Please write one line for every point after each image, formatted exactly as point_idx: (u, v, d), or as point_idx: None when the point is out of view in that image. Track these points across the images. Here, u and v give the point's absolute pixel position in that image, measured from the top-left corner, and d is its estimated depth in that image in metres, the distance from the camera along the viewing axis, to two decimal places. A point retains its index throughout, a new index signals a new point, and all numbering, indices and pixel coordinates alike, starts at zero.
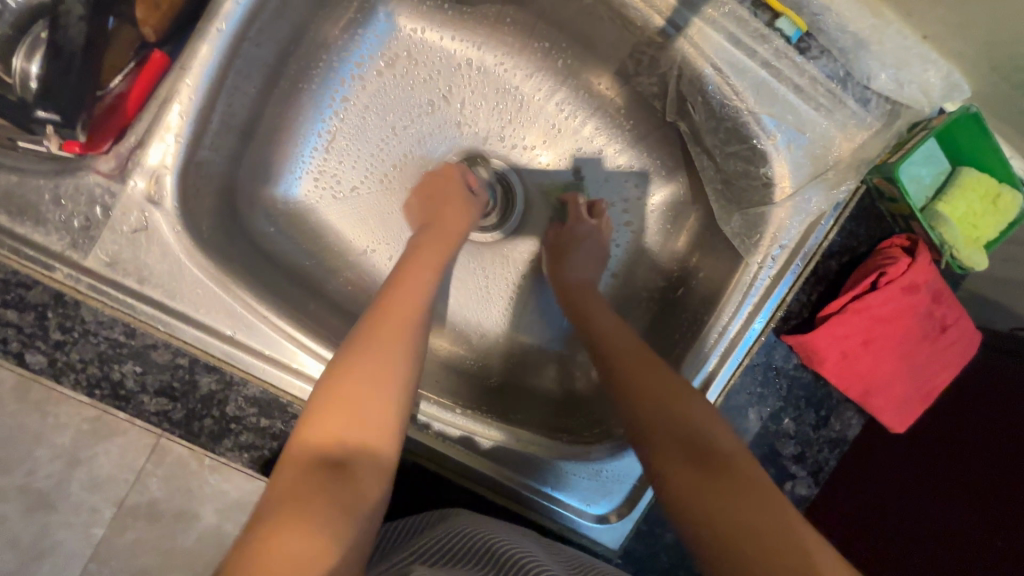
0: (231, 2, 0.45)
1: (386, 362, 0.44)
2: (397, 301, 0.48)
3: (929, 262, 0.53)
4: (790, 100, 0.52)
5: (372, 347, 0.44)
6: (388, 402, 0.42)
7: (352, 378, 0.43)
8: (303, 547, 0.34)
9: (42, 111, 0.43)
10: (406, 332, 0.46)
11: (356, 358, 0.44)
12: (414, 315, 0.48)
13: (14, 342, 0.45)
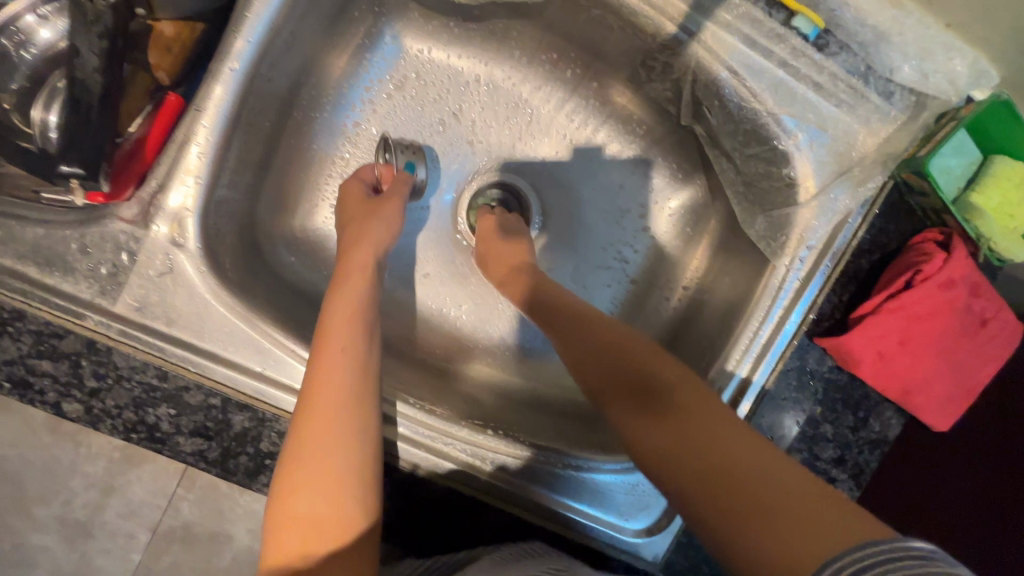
0: (242, 41, 0.45)
1: (334, 461, 0.37)
2: (329, 382, 0.40)
3: (965, 256, 0.52)
4: (810, 98, 0.51)
5: (312, 448, 0.38)
6: (353, 505, 0.37)
7: (302, 495, 0.36)
8: None
9: (66, 166, 0.42)
10: (350, 420, 0.39)
11: (299, 468, 0.37)
12: (351, 338, 0.43)
13: (51, 392, 0.45)
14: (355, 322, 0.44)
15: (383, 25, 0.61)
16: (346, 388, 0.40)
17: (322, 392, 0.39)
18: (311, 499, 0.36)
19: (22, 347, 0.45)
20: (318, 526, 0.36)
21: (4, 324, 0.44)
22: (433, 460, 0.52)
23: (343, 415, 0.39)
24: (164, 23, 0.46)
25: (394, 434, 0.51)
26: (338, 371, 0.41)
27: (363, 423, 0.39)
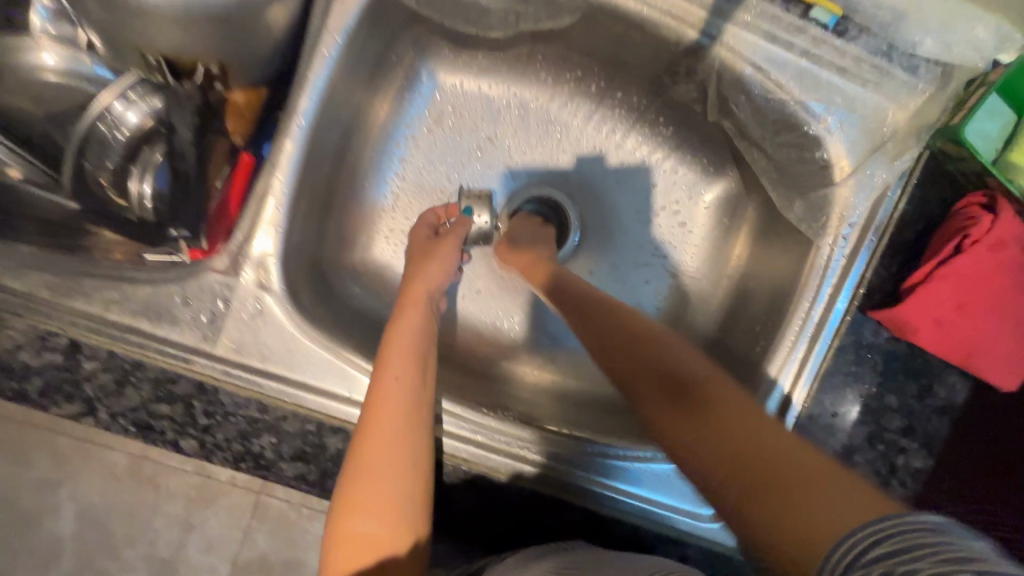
0: (305, 99, 0.51)
1: (389, 488, 0.41)
2: (388, 413, 0.43)
3: (1012, 216, 0.52)
4: (835, 82, 0.53)
5: (370, 475, 0.41)
6: (403, 526, 0.41)
7: (359, 518, 0.40)
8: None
9: (175, 231, 0.50)
10: (405, 451, 0.42)
11: (356, 492, 0.41)
12: (418, 356, 0.47)
13: (172, 430, 0.52)
14: (411, 354, 0.46)
15: (419, 64, 0.66)
16: (403, 420, 0.43)
17: (381, 421, 0.43)
18: (368, 521, 0.41)
19: (143, 393, 0.50)
20: (373, 545, 0.40)
21: (125, 375, 0.49)
22: (512, 463, 0.55)
23: (399, 447, 0.42)
24: (236, 93, 0.52)
25: (472, 442, 0.55)
26: (394, 404, 0.43)
27: (417, 454, 0.43)
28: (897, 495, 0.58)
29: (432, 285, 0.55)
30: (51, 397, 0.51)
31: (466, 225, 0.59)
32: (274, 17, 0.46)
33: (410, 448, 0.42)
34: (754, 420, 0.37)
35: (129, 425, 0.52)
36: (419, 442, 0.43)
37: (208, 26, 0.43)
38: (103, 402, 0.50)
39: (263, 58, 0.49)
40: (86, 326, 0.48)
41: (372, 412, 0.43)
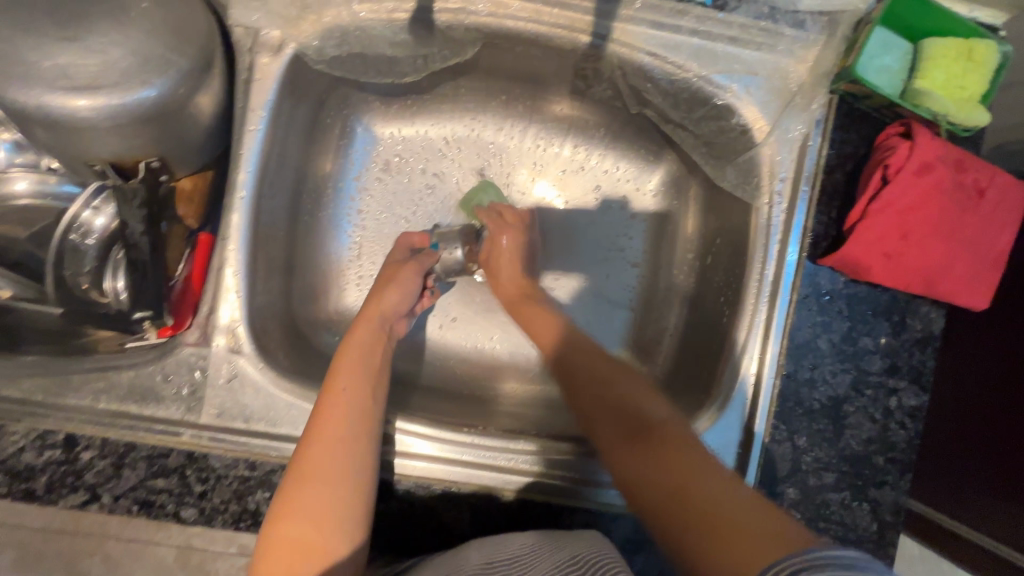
0: (243, 172, 0.55)
1: (332, 486, 0.45)
2: (334, 420, 0.48)
3: (931, 138, 0.52)
4: (730, 52, 0.56)
5: (314, 475, 0.45)
6: (339, 529, 0.44)
7: (296, 513, 0.43)
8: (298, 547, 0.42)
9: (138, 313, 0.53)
10: (348, 453, 0.47)
11: (299, 492, 0.44)
12: (371, 361, 0.55)
13: (170, 503, 0.53)
14: (363, 363, 0.54)
15: (354, 121, 0.70)
16: (348, 427, 0.49)
17: (326, 427, 0.48)
18: (302, 522, 0.43)
19: (140, 473, 0.53)
20: (308, 546, 0.42)
21: (121, 457, 0.52)
22: (500, 477, 0.56)
23: (346, 450, 0.47)
24: (182, 181, 0.57)
25: (458, 463, 0.56)
26: (347, 395, 0.50)
27: (359, 459, 0.47)
28: (897, 437, 0.58)
29: (388, 308, 0.61)
30: (52, 496, 0.52)
31: (432, 258, 0.66)
32: (194, 106, 0.50)
33: (353, 452, 0.47)
34: (686, 459, 0.42)
35: (130, 506, 0.52)
36: (365, 448, 0.48)
37: (137, 129, 0.47)
38: (104, 488, 0.52)
39: (197, 144, 0.54)
40: (81, 418, 0.52)
41: (320, 419, 0.49)
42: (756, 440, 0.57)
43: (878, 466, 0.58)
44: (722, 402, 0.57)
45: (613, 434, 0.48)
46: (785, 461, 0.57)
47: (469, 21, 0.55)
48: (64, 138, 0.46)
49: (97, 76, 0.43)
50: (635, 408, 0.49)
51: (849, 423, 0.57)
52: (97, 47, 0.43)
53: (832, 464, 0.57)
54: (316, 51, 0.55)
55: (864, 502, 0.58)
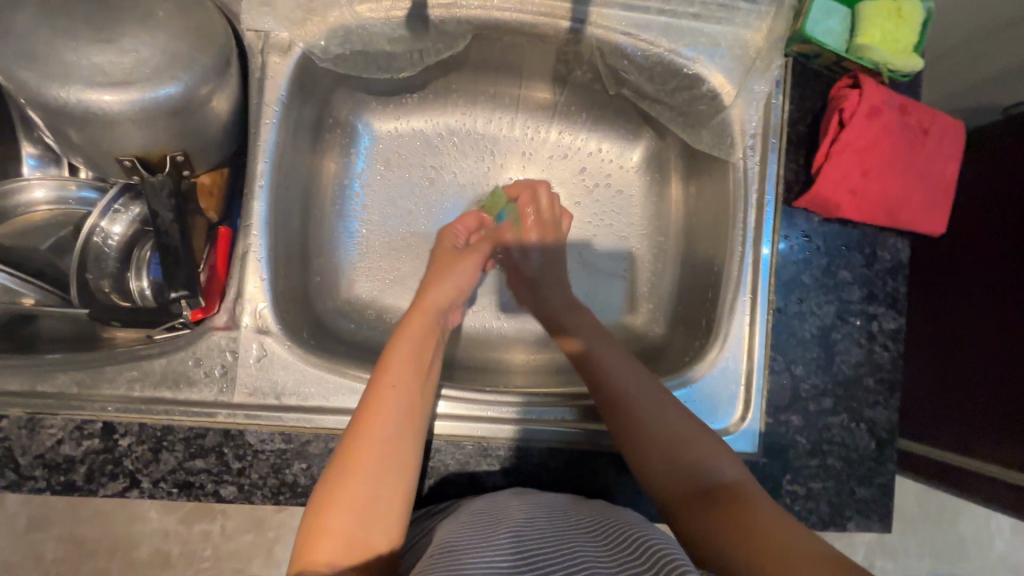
0: (261, 163, 0.59)
1: (375, 484, 0.47)
2: (382, 420, 0.50)
3: (877, 86, 0.59)
4: (695, 27, 0.63)
5: (360, 473, 0.47)
6: (380, 530, 0.46)
7: (339, 509, 0.46)
8: (340, 537, 0.45)
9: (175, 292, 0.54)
10: (393, 453, 0.49)
11: (344, 488, 0.47)
12: (421, 360, 0.56)
13: (210, 482, 0.54)
14: (411, 364, 0.55)
15: (354, 120, 0.74)
16: (393, 426, 0.50)
17: (373, 427, 0.50)
18: (345, 516, 0.46)
19: (178, 455, 0.54)
20: (349, 539, 0.45)
21: (159, 441, 0.54)
22: (526, 427, 0.60)
23: (389, 450, 0.49)
24: (202, 176, 0.60)
25: (484, 417, 0.60)
26: (395, 396, 0.52)
27: (399, 461, 0.49)
28: (883, 359, 0.63)
29: (442, 300, 0.64)
30: (93, 485, 0.53)
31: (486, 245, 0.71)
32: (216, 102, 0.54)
33: (395, 450, 0.50)
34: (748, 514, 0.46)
35: (170, 489, 0.54)
36: (406, 449, 0.50)
37: (164, 123, 0.51)
38: (144, 473, 0.54)
39: (216, 140, 0.57)
40: (118, 407, 0.54)
41: (369, 417, 0.50)
42: (757, 368, 0.62)
43: (870, 388, 0.63)
44: (722, 340, 0.63)
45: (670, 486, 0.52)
46: (785, 390, 0.62)
47: (460, 14, 0.61)
48: (97, 135, 0.49)
49: (130, 73, 0.47)
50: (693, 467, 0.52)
51: (839, 350, 0.63)
52: (128, 47, 0.47)
53: (827, 389, 0.63)
54: (322, 49, 0.60)
55: (861, 423, 0.63)
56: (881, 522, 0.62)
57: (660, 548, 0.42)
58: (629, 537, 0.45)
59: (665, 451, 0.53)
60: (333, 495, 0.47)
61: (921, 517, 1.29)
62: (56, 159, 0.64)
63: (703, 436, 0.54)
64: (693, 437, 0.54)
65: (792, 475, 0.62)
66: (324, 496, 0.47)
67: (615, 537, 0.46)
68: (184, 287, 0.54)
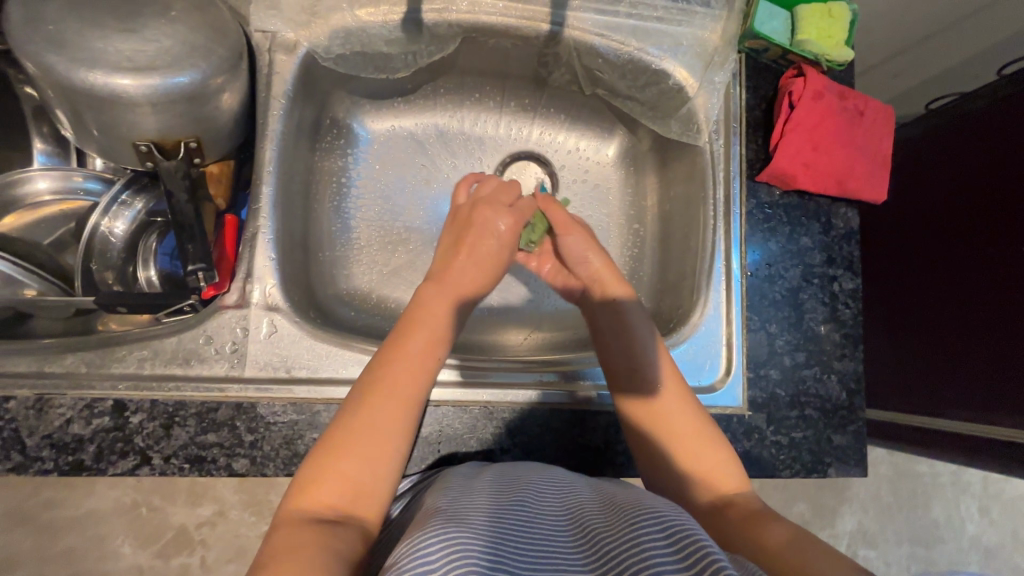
0: (270, 150, 0.63)
1: (386, 437, 0.46)
2: (405, 380, 0.49)
3: (818, 74, 0.68)
4: (659, 29, 0.71)
5: (372, 423, 0.46)
6: (380, 479, 0.45)
7: (345, 455, 0.44)
8: (341, 484, 0.43)
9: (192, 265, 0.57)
10: (406, 408, 0.48)
11: (356, 436, 0.45)
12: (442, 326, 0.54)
13: (221, 456, 0.55)
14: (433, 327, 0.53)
15: (350, 120, 0.78)
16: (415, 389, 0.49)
17: (397, 385, 0.48)
18: (353, 459, 0.44)
19: (190, 430, 0.55)
20: (354, 483, 0.44)
21: (171, 417, 0.55)
22: (526, 392, 0.64)
23: (407, 409, 0.48)
24: (210, 166, 0.64)
25: (489, 383, 0.64)
26: (416, 357, 0.51)
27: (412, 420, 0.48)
28: (846, 315, 0.70)
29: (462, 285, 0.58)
30: (102, 464, 0.53)
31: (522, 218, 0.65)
32: (228, 93, 0.58)
33: (410, 410, 0.48)
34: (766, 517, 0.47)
35: (182, 464, 0.54)
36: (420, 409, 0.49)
37: (179, 108, 0.54)
38: (155, 449, 0.54)
39: (225, 130, 0.61)
40: (129, 385, 0.55)
41: (389, 375, 0.49)
42: (736, 326, 0.68)
43: (836, 342, 0.69)
44: (702, 303, 0.69)
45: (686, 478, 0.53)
46: (762, 347, 0.68)
47: (451, 18, 0.67)
48: (116, 118, 0.52)
49: (152, 60, 0.51)
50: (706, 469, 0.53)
51: (806, 309, 0.69)
52: (151, 37, 0.51)
53: (800, 344, 0.69)
54: (324, 49, 0.66)
55: (832, 374, 0.68)
56: (857, 466, 0.67)
57: (684, 528, 0.39)
58: (648, 509, 0.42)
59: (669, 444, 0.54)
60: (341, 442, 0.45)
61: (896, 502, 1.35)
62: (65, 153, 0.67)
63: (713, 439, 0.54)
64: (699, 436, 0.54)
65: (775, 426, 0.66)
66: (331, 443, 0.45)
67: (629, 512, 0.43)
68: (200, 261, 0.58)
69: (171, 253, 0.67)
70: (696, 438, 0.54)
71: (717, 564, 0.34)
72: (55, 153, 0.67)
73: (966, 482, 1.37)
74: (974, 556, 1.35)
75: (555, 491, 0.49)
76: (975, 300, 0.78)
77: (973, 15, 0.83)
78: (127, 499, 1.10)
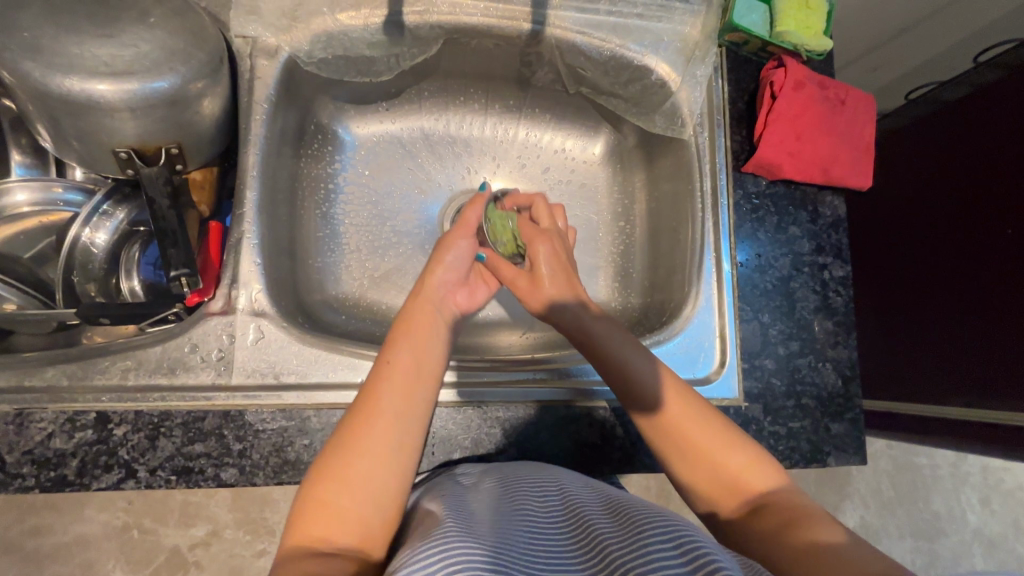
0: (253, 154, 0.63)
1: (379, 461, 0.44)
2: (392, 396, 0.47)
3: (798, 64, 0.69)
4: (640, 25, 0.71)
5: (361, 448, 0.44)
6: (377, 508, 0.42)
7: (335, 485, 0.42)
8: (336, 517, 0.41)
9: (175, 270, 0.57)
10: (394, 430, 0.45)
11: (346, 463, 0.43)
12: (429, 340, 0.52)
13: (209, 466, 0.53)
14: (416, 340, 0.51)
15: (336, 125, 0.78)
16: (403, 404, 0.46)
17: (384, 401, 0.46)
18: (345, 489, 0.42)
19: (177, 440, 0.53)
20: (349, 511, 0.42)
21: (156, 427, 0.53)
22: (520, 390, 0.63)
23: (397, 427, 0.45)
24: (193, 172, 0.64)
25: (483, 381, 0.64)
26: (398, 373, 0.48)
27: (403, 440, 0.45)
28: (838, 302, 0.70)
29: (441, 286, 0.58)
30: (85, 478, 0.52)
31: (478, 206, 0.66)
32: (210, 98, 0.57)
33: (398, 430, 0.45)
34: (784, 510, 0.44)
35: (169, 476, 0.53)
36: (411, 426, 0.46)
37: (161, 114, 0.53)
38: (140, 462, 0.53)
39: (208, 135, 0.60)
40: (113, 396, 0.54)
41: (372, 393, 0.47)
42: (728, 317, 0.68)
43: (830, 330, 0.69)
44: (695, 296, 0.68)
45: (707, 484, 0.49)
46: (756, 336, 0.68)
47: (433, 19, 0.67)
48: (96, 125, 0.52)
49: (132, 64, 0.50)
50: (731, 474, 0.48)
51: (798, 297, 0.69)
52: (129, 42, 0.51)
53: (793, 333, 0.68)
54: (307, 54, 0.66)
55: (827, 362, 0.68)
56: (856, 454, 0.66)
57: (683, 531, 0.38)
58: (648, 513, 0.42)
59: (689, 458, 0.50)
60: (330, 471, 0.43)
61: (897, 496, 1.34)
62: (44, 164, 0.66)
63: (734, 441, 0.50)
64: (721, 439, 0.49)
65: (772, 416, 0.65)
66: (322, 472, 0.43)
67: (634, 517, 0.42)
68: (183, 265, 0.57)
69: (155, 262, 0.66)
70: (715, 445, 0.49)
71: (721, 567, 0.33)
72: (35, 165, 0.66)
73: (965, 474, 1.37)
74: (978, 548, 1.35)
75: (550, 492, 0.49)
76: (971, 288, 0.77)
77: (947, 6, 0.84)
78: (117, 522, 1.07)
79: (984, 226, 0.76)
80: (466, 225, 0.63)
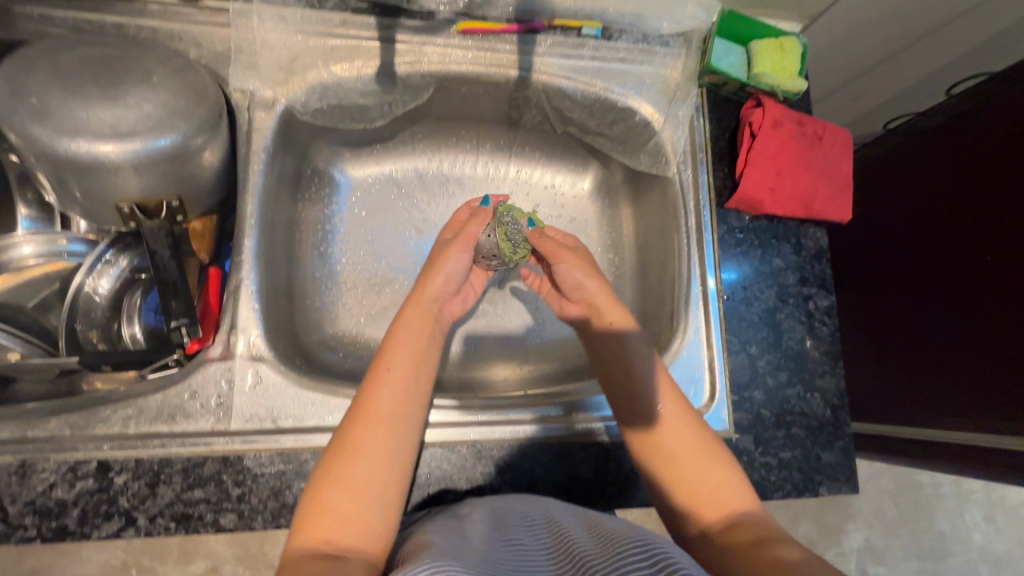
0: (251, 203, 0.65)
1: (378, 465, 0.46)
2: (389, 403, 0.49)
3: (775, 103, 0.72)
4: (622, 69, 0.74)
5: (360, 453, 0.46)
6: (377, 511, 0.44)
7: (335, 489, 0.44)
8: (336, 521, 0.42)
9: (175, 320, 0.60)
10: (393, 436, 0.48)
11: (345, 468, 0.45)
12: (421, 351, 0.55)
13: (208, 512, 0.54)
14: (409, 350, 0.54)
15: (331, 168, 0.80)
16: (400, 411, 0.49)
17: (382, 408, 0.49)
18: (344, 493, 0.44)
19: (176, 486, 0.55)
20: (350, 515, 0.43)
21: (156, 475, 0.54)
22: (514, 427, 0.64)
23: (394, 432, 0.48)
24: (194, 222, 0.66)
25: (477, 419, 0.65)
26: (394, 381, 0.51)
27: (400, 444, 0.48)
28: (824, 332, 0.71)
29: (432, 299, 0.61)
30: (86, 527, 0.53)
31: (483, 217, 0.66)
32: (209, 151, 0.59)
33: (395, 435, 0.48)
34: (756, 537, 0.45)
35: (168, 523, 0.54)
36: (407, 431, 0.49)
37: (162, 169, 0.55)
38: (140, 509, 0.54)
39: (208, 185, 0.63)
40: (113, 445, 0.55)
41: (370, 401, 0.49)
42: (717, 349, 0.69)
43: (817, 359, 0.70)
44: (684, 329, 0.70)
45: (687, 503, 0.50)
46: (744, 368, 0.69)
47: (423, 69, 0.70)
48: (100, 182, 0.54)
49: (134, 125, 0.52)
50: (712, 494, 0.50)
51: (785, 328, 0.71)
52: (132, 104, 0.53)
53: (781, 363, 0.70)
54: (303, 104, 0.69)
55: (816, 391, 0.69)
56: (847, 482, 0.67)
57: (660, 549, 0.40)
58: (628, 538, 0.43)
59: (674, 472, 0.52)
60: (331, 476, 0.44)
61: (899, 517, 1.34)
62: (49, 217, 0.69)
63: (719, 466, 0.52)
64: (703, 460, 0.52)
65: (763, 447, 0.67)
66: (322, 477, 0.44)
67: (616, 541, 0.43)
68: (183, 316, 0.60)
69: (156, 308, 0.67)
70: (700, 467, 0.52)
71: None
72: (39, 217, 0.68)
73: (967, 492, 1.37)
74: (982, 567, 1.34)
75: (533, 518, 0.50)
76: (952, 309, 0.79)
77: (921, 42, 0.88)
78: (115, 561, 1.07)
79: (964, 252, 0.78)
80: (468, 238, 0.64)
